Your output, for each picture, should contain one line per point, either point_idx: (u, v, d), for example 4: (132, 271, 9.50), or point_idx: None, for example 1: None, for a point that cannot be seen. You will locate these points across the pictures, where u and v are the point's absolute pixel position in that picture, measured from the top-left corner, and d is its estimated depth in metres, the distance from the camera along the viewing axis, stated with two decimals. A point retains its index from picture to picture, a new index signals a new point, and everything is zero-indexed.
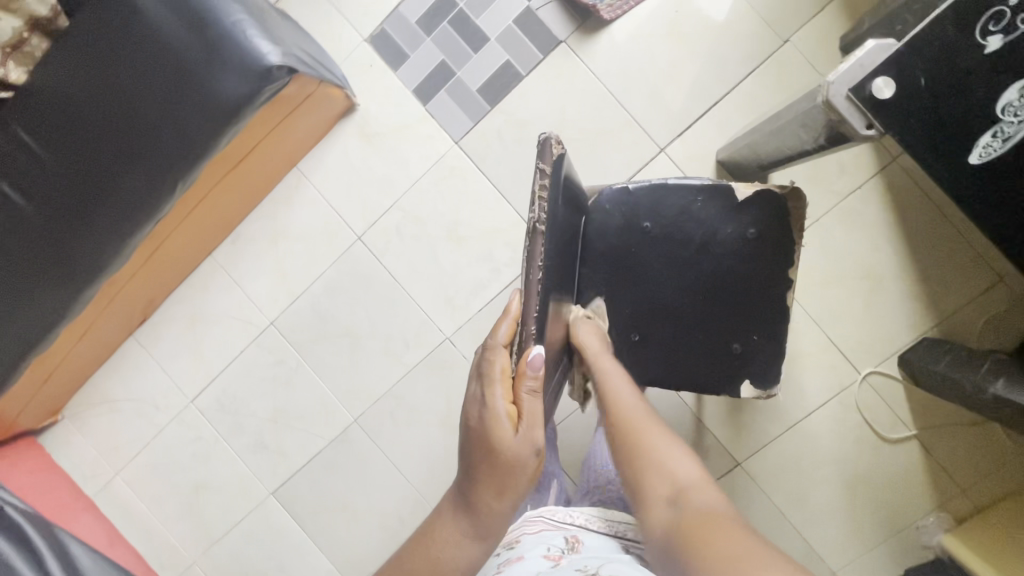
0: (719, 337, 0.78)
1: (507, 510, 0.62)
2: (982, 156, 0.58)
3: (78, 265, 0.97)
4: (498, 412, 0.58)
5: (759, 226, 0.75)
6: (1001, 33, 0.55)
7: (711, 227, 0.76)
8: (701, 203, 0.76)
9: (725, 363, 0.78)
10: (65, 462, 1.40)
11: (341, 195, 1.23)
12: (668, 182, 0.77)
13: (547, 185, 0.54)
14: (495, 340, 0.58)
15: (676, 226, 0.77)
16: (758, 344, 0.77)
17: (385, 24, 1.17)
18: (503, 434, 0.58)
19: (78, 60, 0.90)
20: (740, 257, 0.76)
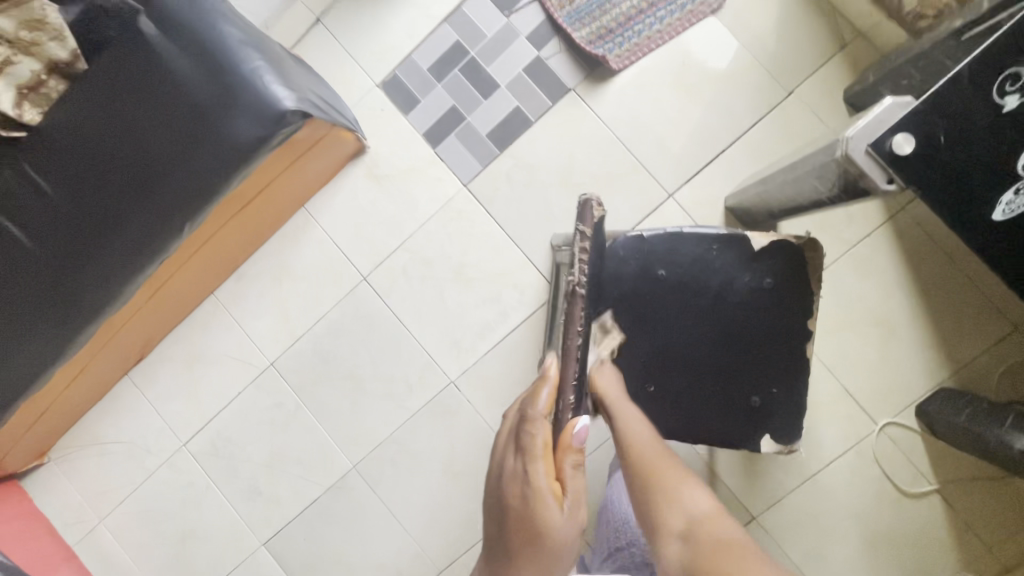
0: (737, 390, 0.75)
1: None
2: (1006, 213, 0.57)
3: (78, 308, 0.95)
4: (543, 490, 0.56)
5: (776, 276, 0.74)
6: (1018, 93, 0.56)
7: (727, 277, 0.75)
8: (717, 252, 0.75)
9: (744, 416, 0.76)
10: (48, 508, 1.34)
11: (348, 235, 1.22)
12: (683, 230, 0.76)
13: (587, 247, 0.62)
14: (536, 410, 0.58)
15: (691, 276, 0.76)
16: (778, 397, 0.75)
17: (397, 71, 1.19)
18: (550, 513, 0.55)
19: (95, 105, 0.91)
20: (758, 307, 0.75)
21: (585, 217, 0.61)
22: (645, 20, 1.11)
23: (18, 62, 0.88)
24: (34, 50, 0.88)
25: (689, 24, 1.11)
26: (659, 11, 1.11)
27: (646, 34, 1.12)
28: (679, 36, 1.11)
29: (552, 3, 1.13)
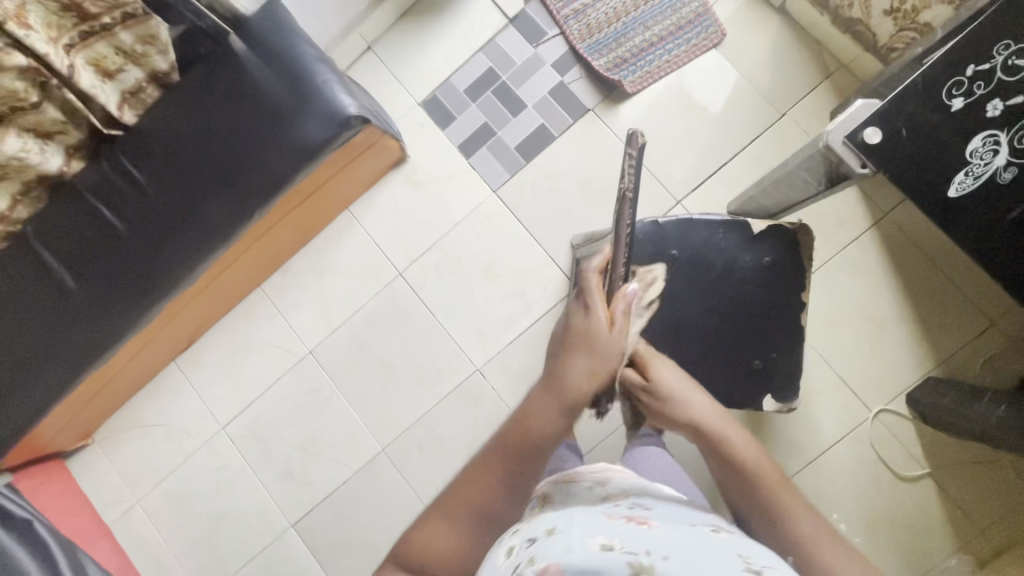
0: (742, 354, 0.86)
1: (590, 394, 0.68)
2: (959, 190, 0.70)
3: (155, 284, 1.06)
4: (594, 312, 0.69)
5: (774, 255, 0.86)
6: (962, 96, 0.69)
7: (732, 256, 0.87)
8: (723, 235, 0.87)
9: (749, 377, 0.86)
10: (88, 488, 1.42)
11: (387, 234, 1.35)
12: (693, 217, 0.88)
13: (633, 162, 0.66)
14: (591, 266, 0.72)
15: (700, 255, 0.87)
16: (778, 361, 0.86)
17: (436, 92, 1.35)
18: (596, 328, 0.68)
19: (188, 108, 1.06)
20: (760, 282, 0.86)
21: (631, 145, 0.66)
22: (656, 52, 1.28)
23: (128, 71, 1.02)
24: (143, 61, 1.02)
25: (694, 56, 1.27)
26: (668, 45, 1.27)
27: (656, 63, 1.28)
28: (685, 65, 1.28)
29: (575, 36, 1.30)
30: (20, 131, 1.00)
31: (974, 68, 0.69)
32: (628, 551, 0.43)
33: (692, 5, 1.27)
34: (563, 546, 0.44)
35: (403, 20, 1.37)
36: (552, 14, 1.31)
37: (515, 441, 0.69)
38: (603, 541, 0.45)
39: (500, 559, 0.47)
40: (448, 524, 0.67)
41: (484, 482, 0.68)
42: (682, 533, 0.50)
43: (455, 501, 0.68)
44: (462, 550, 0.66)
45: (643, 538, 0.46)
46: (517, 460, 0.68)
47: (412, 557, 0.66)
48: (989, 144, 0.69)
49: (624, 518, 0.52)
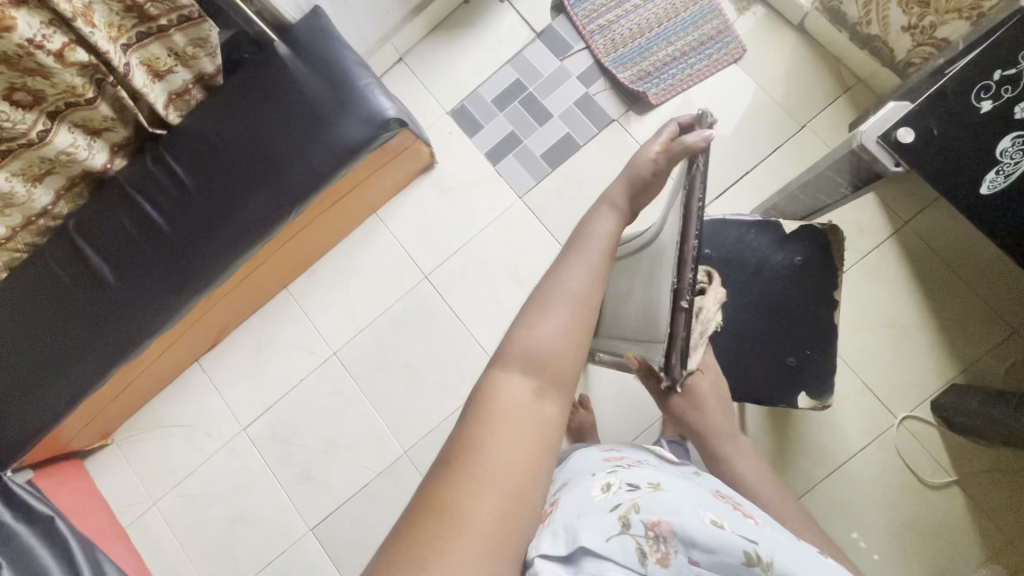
0: (775, 352, 0.88)
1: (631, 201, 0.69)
2: (990, 188, 0.72)
3: (192, 279, 1.08)
4: (644, 149, 0.70)
5: (806, 255, 0.88)
6: (990, 99, 0.73)
7: (764, 255, 0.89)
8: (754, 235, 0.90)
9: (784, 374, 0.87)
10: (105, 489, 1.41)
11: (413, 238, 1.38)
12: (726, 218, 0.91)
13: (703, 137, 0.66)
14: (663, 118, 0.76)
15: (732, 254, 0.90)
16: (812, 358, 0.87)
17: (465, 102, 1.39)
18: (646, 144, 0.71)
19: (232, 107, 1.09)
20: (794, 281, 0.88)
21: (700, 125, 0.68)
22: (678, 66, 1.33)
23: (177, 72, 1.06)
24: (192, 63, 1.06)
25: (716, 70, 1.32)
26: (690, 59, 1.32)
27: (679, 76, 1.32)
28: (707, 78, 1.32)
29: (600, 50, 1.35)
30: (71, 126, 1.03)
31: (1001, 73, 0.73)
32: (741, 538, 0.48)
33: (713, 22, 1.33)
34: (674, 507, 0.50)
35: (434, 34, 1.42)
36: (578, 29, 1.37)
37: (583, 256, 0.62)
38: (714, 519, 0.50)
39: (598, 493, 0.54)
40: (534, 341, 0.54)
41: (561, 294, 0.58)
42: (787, 536, 0.54)
43: (531, 312, 0.57)
44: (560, 355, 0.54)
45: (753, 528, 0.51)
46: (590, 269, 0.61)
47: (493, 390, 0.51)
48: (1019, 144, 0.71)
49: (728, 502, 0.57)
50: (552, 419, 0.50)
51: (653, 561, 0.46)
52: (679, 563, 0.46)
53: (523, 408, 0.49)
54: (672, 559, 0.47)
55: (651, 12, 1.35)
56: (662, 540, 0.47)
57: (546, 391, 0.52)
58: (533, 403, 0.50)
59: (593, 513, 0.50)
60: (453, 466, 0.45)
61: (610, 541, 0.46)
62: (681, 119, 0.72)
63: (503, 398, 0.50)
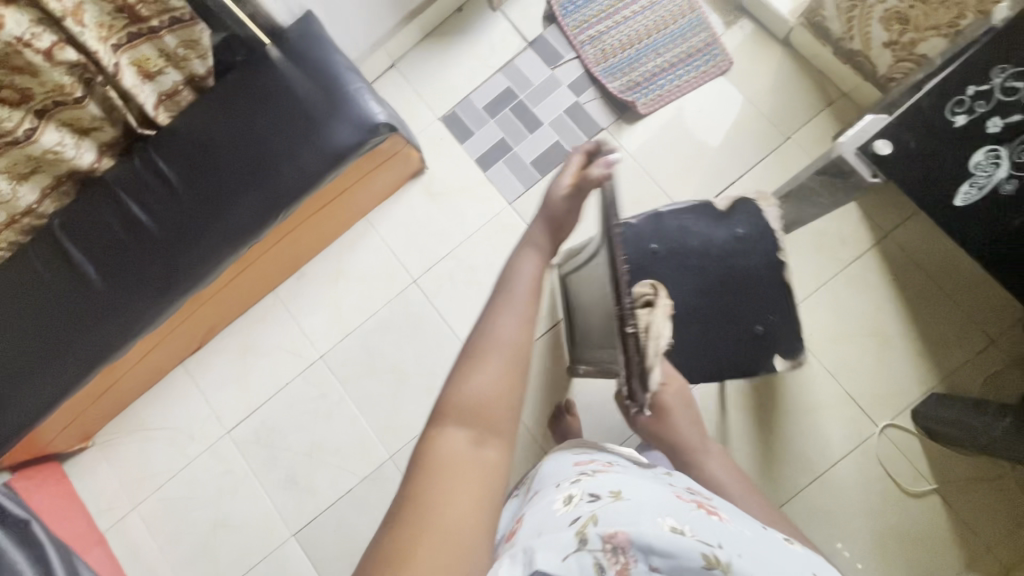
0: (743, 322, 0.89)
1: (546, 236, 0.72)
2: (964, 200, 0.75)
3: (178, 278, 1.07)
4: (554, 186, 0.75)
5: (747, 227, 0.91)
6: (964, 113, 0.75)
7: (705, 237, 0.91)
8: (691, 220, 0.92)
9: (755, 344, 0.89)
10: (84, 492, 1.38)
11: (403, 243, 1.38)
12: (661, 211, 0.93)
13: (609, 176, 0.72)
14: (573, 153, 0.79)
15: (676, 244, 0.91)
16: (778, 323, 0.89)
17: (456, 108, 1.40)
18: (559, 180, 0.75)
19: (222, 108, 1.09)
20: (748, 260, 0.90)
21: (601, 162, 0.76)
22: (667, 77, 1.35)
23: (167, 73, 1.06)
24: (183, 64, 1.06)
25: (703, 82, 1.34)
26: (679, 71, 1.35)
27: (668, 87, 1.35)
28: (694, 90, 1.35)
29: (590, 60, 1.37)
30: (58, 126, 1.02)
31: (974, 89, 0.74)
32: (700, 541, 0.48)
33: (701, 35, 1.35)
34: (632, 515, 0.49)
35: (427, 40, 1.43)
36: (569, 39, 1.38)
37: (513, 294, 0.61)
38: (673, 523, 0.49)
39: (560, 506, 0.55)
40: (469, 390, 0.53)
41: (494, 337, 0.56)
42: (752, 531, 0.54)
43: (466, 359, 0.55)
44: (495, 403, 0.52)
45: (714, 528, 0.51)
46: (519, 307, 0.59)
47: (433, 445, 0.50)
48: (991, 158, 0.73)
49: (693, 501, 0.56)
50: (493, 467, 0.49)
51: (612, 573, 0.45)
52: (639, 572, 0.46)
53: (463, 462, 0.49)
54: (631, 568, 0.46)
55: (640, 23, 1.37)
56: (619, 551, 0.46)
57: (484, 438, 0.51)
58: (473, 453, 0.50)
59: (553, 529, 0.51)
60: (398, 522, 0.45)
61: (565, 560, 0.46)
62: (584, 149, 0.77)
63: (442, 455, 0.49)
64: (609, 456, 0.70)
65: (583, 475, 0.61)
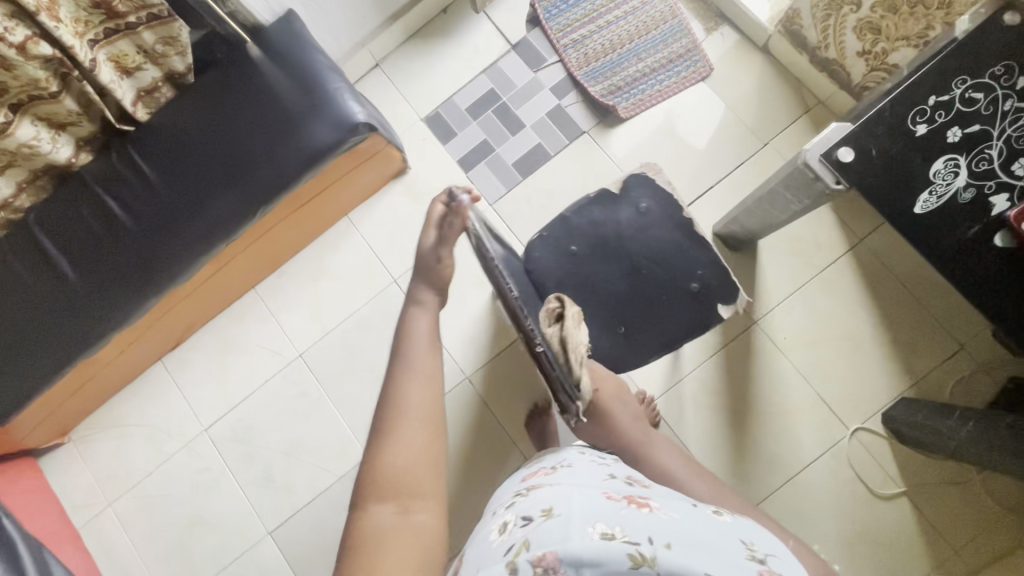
0: (676, 284, 0.93)
1: (425, 298, 0.82)
2: (924, 207, 0.77)
3: (154, 275, 1.07)
4: (421, 245, 0.85)
5: (648, 200, 0.95)
6: (925, 123, 0.78)
7: (614, 219, 0.95)
8: (596, 210, 0.96)
9: (691, 300, 0.92)
10: (59, 489, 1.38)
11: (383, 243, 1.38)
12: (567, 214, 0.97)
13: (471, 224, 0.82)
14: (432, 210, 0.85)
15: (592, 236, 0.95)
16: (708, 276, 0.93)
17: (439, 109, 1.41)
18: (427, 238, 0.84)
19: (200, 106, 1.10)
20: (714, 264, 0.93)
21: (461, 209, 0.82)
22: (648, 81, 1.36)
23: (145, 69, 1.06)
24: (161, 60, 1.06)
25: (683, 87, 1.36)
26: (659, 76, 1.36)
27: (649, 92, 1.36)
28: (674, 95, 1.36)
29: (573, 63, 1.38)
30: (33, 120, 1.02)
31: (936, 99, 0.78)
32: (628, 541, 0.49)
33: (682, 41, 1.37)
34: (562, 531, 0.50)
35: (411, 41, 1.44)
36: (552, 42, 1.40)
37: (412, 366, 0.70)
38: (604, 529, 0.50)
39: (496, 537, 0.55)
40: (390, 466, 0.61)
41: (400, 410, 0.65)
42: (681, 514, 0.57)
43: (380, 441, 0.63)
44: (414, 471, 0.61)
45: (644, 522, 0.52)
46: (421, 378, 0.69)
47: (367, 526, 0.57)
48: (949, 167, 0.77)
49: (624, 497, 0.58)
50: (424, 527, 0.57)
51: None
52: None
53: (395, 533, 0.56)
54: None
55: (623, 28, 1.38)
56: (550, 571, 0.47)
57: (410, 507, 0.58)
58: (403, 523, 0.57)
59: (489, 561, 0.52)
60: None
61: None
62: (441, 200, 0.84)
63: (375, 534, 0.56)
64: (543, 464, 0.72)
65: (518, 495, 0.63)
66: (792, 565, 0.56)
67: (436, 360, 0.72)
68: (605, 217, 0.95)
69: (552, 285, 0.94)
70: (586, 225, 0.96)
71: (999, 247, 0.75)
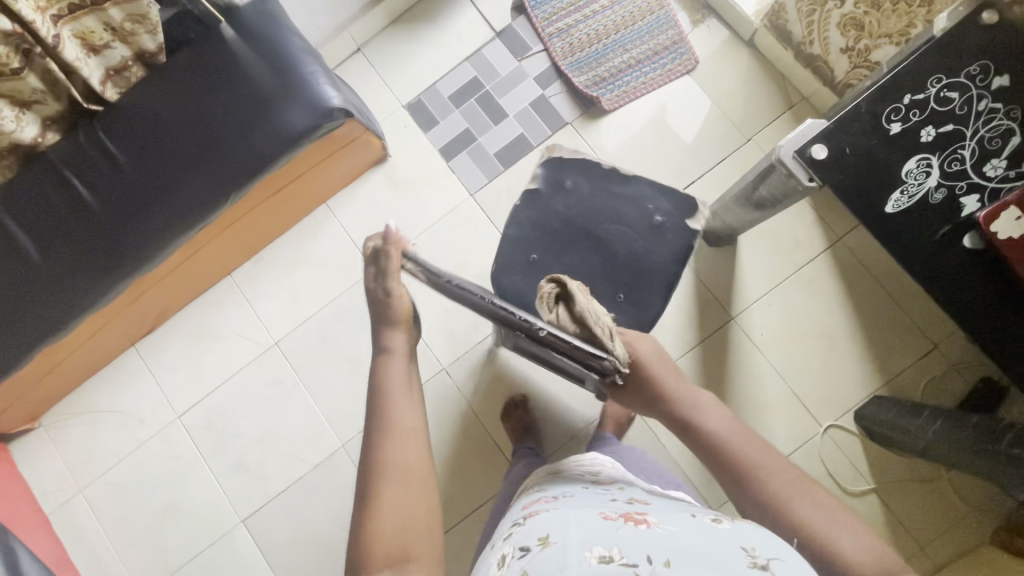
0: (640, 219, 0.94)
1: (392, 343, 0.81)
2: (896, 207, 0.77)
3: (123, 259, 1.05)
4: (370, 288, 0.84)
5: (574, 178, 0.96)
6: (899, 121, 0.77)
7: (546, 205, 0.95)
8: (525, 211, 0.95)
9: (654, 231, 0.93)
10: (29, 474, 1.36)
11: (363, 231, 1.36)
12: (507, 233, 0.95)
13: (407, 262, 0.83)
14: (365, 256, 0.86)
15: (539, 228, 0.95)
16: (664, 208, 0.94)
17: (421, 96, 1.39)
18: (371, 283, 0.85)
19: (171, 87, 1.07)
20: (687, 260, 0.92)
21: (388, 249, 0.83)
22: (633, 73, 1.35)
23: (114, 47, 1.04)
24: (130, 39, 1.03)
25: (668, 80, 1.34)
26: (644, 68, 1.35)
27: (633, 84, 1.35)
28: (660, 87, 1.35)
29: (557, 53, 1.37)
30: None
31: (911, 98, 0.77)
32: (625, 564, 0.48)
33: (668, 33, 1.35)
34: (560, 559, 0.49)
35: (394, 26, 1.41)
36: (537, 31, 1.38)
37: (394, 421, 0.71)
38: (602, 552, 0.50)
39: (497, 568, 0.55)
40: (382, 530, 0.62)
41: (387, 471, 0.66)
42: (679, 527, 0.55)
43: (369, 505, 0.64)
44: (405, 534, 0.62)
45: (640, 541, 0.52)
46: (404, 437, 0.70)
47: None
48: (922, 166, 0.76)
49: (621, 517, 0.58)
50: None
51: None
52: None
53: None
54: None
55: (608, 18, 1.36)
56: None
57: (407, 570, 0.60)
58: None
59: None
60: None
61: None
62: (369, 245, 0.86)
63: None
64: (543, 491, 0.75)
65: (515, 525, 0.63)
66: (802, 567, 0.51)
67: (418, 412, 0.74)
68: (576, 210, 0.95)
69: (524, 277, 0.93)
70: (562, 218, 0.94)
71: (968, 249, 0.74)
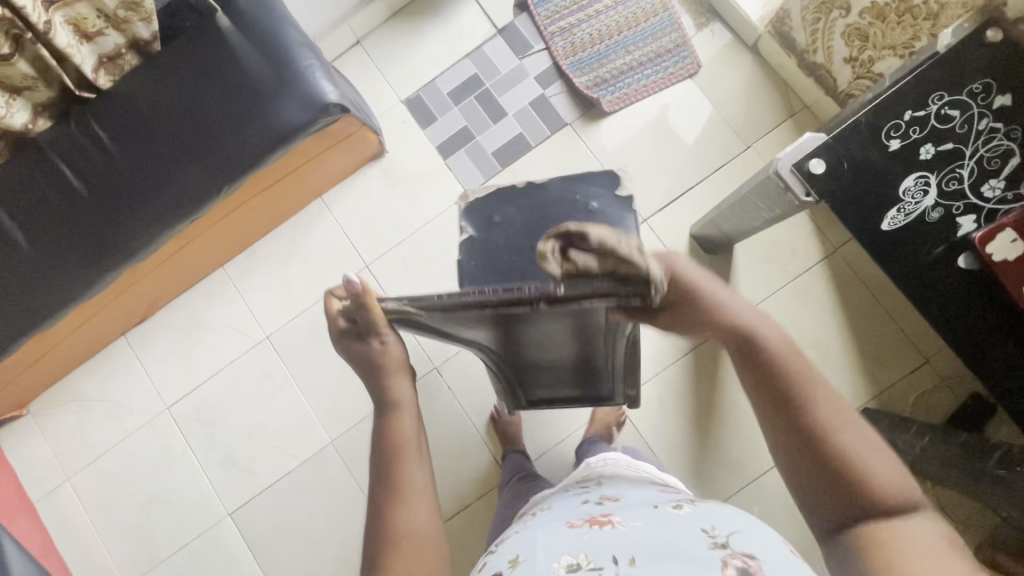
0: (575, 210, 0.93)
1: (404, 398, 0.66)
2: (891, 225, 0.76)
3: (111, 249, 1.04)
4: (356, 343, 0.66)
5: (501, 212, 0.94)
6: (898, 138, 0.77)
7: (488, 246, 0.93)
8: (470, 262, 0.92)
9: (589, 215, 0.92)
10: (17, 461, 1.36)
11: (357, 227, 1.35)
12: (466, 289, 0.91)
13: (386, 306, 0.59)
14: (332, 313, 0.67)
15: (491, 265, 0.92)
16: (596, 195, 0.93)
17: (420, 91, 1.37)
18: (349, 336, 0.66)
19: (164, 77, 1.05)
20: None
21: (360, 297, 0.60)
22: (634, 75, 1.33)
23: (107, 35, 1.02)
24: (124, 26, 1.02)
25: (670, 83, 1.33)
26: (645, 71, 1.33)
27: (634, 86, 1.33)
28: (661, 91, 1.33)
29: (559, 53, 1.35)
30: None
31: (911, 114, 0.77)
32: (592, 569, 0.48)
33: (672, 35, 1.34)
34: None
35: (395, 20, 1.40)
36: (539, 29, 1.36)
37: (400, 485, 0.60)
38: (569, 560, 0.50)
39: None
40: None
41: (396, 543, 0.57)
42: (642, 521, 0.55)
43: None
44: None
45: (605, 542, 0.52)
46: (414, 502, 0.59)
47: None
48: (919, 184, 0.76)
49: (586, 522, 0.57)
50: None
51: None
52: None
53: None
54: None
55: (612, 19, 1.35)
56: None
57: None
58: None
59: None
60: None
61: None
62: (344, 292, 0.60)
63: None
64: (521, 515, 0.75)
65: (489, 553, 0.62)
66: (762, 536, 0.52)
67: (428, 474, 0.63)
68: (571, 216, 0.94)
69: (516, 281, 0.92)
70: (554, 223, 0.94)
71: (962, 269, 0.74)
